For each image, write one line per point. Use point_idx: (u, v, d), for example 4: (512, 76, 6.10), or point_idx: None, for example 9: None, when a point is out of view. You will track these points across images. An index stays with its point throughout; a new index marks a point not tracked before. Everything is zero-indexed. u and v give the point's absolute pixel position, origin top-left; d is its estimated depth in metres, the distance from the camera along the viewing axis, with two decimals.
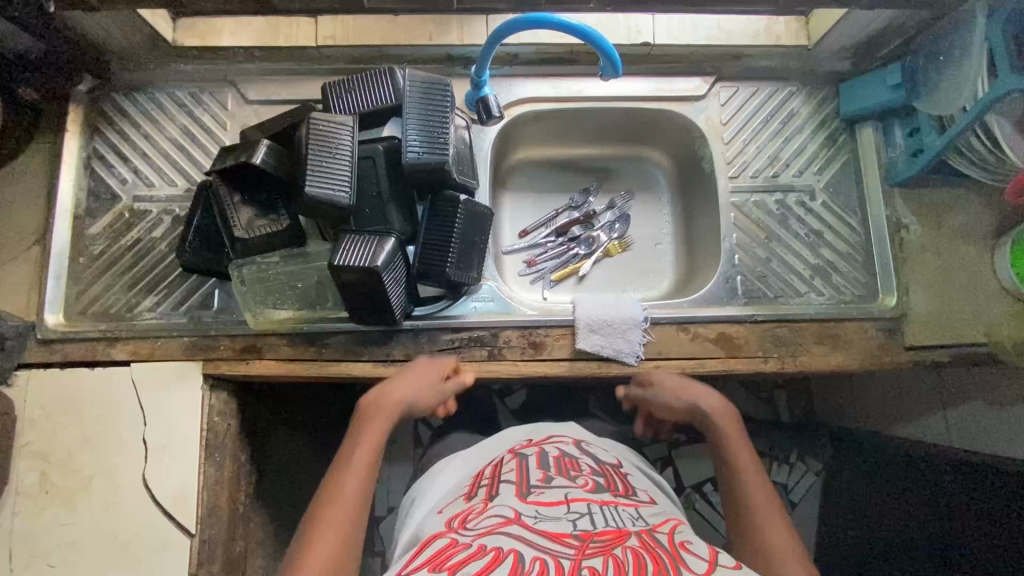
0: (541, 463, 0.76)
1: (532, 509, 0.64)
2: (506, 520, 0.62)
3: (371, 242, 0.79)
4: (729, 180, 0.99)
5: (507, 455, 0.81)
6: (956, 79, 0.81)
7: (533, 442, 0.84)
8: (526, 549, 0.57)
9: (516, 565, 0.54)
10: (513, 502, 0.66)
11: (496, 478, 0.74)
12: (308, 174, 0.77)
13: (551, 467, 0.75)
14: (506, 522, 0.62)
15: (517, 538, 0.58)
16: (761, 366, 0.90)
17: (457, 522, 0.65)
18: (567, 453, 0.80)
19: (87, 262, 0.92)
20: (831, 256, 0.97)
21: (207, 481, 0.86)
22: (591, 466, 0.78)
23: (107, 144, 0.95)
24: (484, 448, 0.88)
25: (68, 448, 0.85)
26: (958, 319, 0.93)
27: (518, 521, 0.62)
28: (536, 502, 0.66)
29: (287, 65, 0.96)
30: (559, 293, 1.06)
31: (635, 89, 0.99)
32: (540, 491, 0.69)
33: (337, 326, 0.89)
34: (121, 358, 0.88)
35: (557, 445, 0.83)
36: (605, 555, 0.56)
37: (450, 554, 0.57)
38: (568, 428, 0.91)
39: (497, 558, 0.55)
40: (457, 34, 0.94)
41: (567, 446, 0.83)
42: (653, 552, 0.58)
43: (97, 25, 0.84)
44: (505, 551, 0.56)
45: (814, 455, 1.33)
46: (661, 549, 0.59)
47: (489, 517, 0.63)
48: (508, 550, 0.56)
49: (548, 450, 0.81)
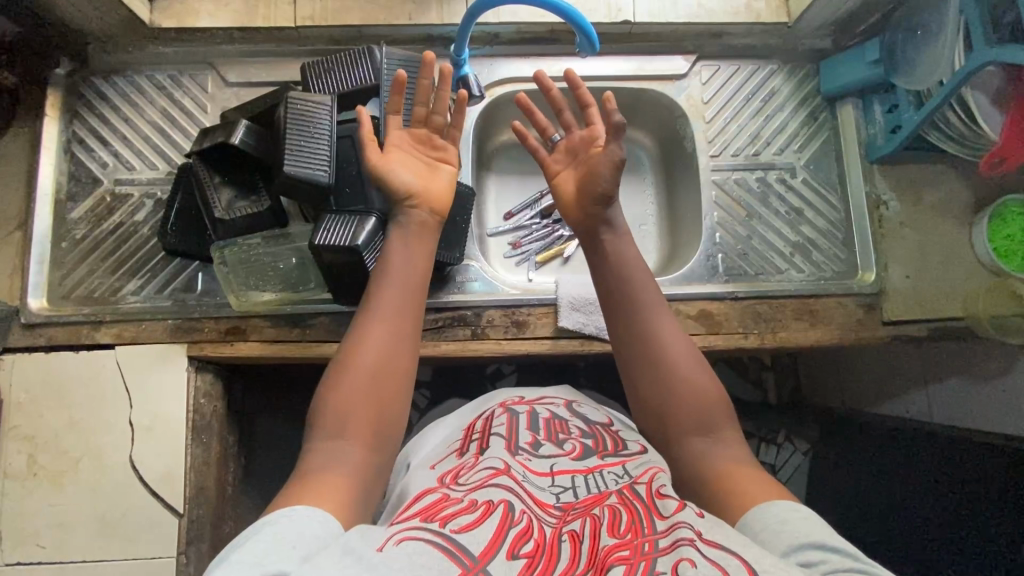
0: (530, 425, 0.70)
1: (522, 466, 0.60)
2: (496, 471, 0.59)
3: (352, 221, 0.79)
4: (710, 159, 1.00)
5: (498, 410, 0.76)
6: (933, 55, 0.82)
7: (524, 401, 0.77)
8: (515, 502, 0.53)
9: (505, 519, 0.51)
10: (503, 457, 0.62)
11: (485, 433, 0.70)
12: (286, 154, 0.77)
13: (540, 431, 0.69)
14: (495, 473, 0.58)
15: (507, 491, 0.55)
16: (742, 342, 0.91)
17: (448, 478, 0.60)
18: (557, 415, 0.73)
19: (70, 247, 0.92)
20: (811, 233, 0.98)
21: (194, 461, 0.87)
22: (580, 429, 0.70)
23: (87, 127, 0.95)
24: (472, 407, 0.83)
25: (55, 431, 0.86)
26: (936, 294, 0.94)
27: (508, 474, 0.58)
28: (525, 462, 0.61)
29: (267, 47, 0.96)
30: (545, 275, 1.06)
31: (616, 68, 0.99)
32: (529, 453, 0.64)
33: (321, 308, 0.89)
34: (105, 341, 0.88)
35: (547, 407, 0.76)
36: (585, 516, 0.52)
37: (442, 506, 0.54)
38: (564, 390, 0.86)
39: (487, 511, 0.52)
40: (436, 14, 0.94)
41: (558, 408, 0.76)
42: (629, 505, 0.53)
43: (73, 6, 0.84)
44: (497, 502, 0.53)
45: (801, 435, 1.36)
46: (638, 502, 0.54)
47: (479, 471, 0.59)
48: (498, 502, 0.53)
49: (538, 411, 0.74)
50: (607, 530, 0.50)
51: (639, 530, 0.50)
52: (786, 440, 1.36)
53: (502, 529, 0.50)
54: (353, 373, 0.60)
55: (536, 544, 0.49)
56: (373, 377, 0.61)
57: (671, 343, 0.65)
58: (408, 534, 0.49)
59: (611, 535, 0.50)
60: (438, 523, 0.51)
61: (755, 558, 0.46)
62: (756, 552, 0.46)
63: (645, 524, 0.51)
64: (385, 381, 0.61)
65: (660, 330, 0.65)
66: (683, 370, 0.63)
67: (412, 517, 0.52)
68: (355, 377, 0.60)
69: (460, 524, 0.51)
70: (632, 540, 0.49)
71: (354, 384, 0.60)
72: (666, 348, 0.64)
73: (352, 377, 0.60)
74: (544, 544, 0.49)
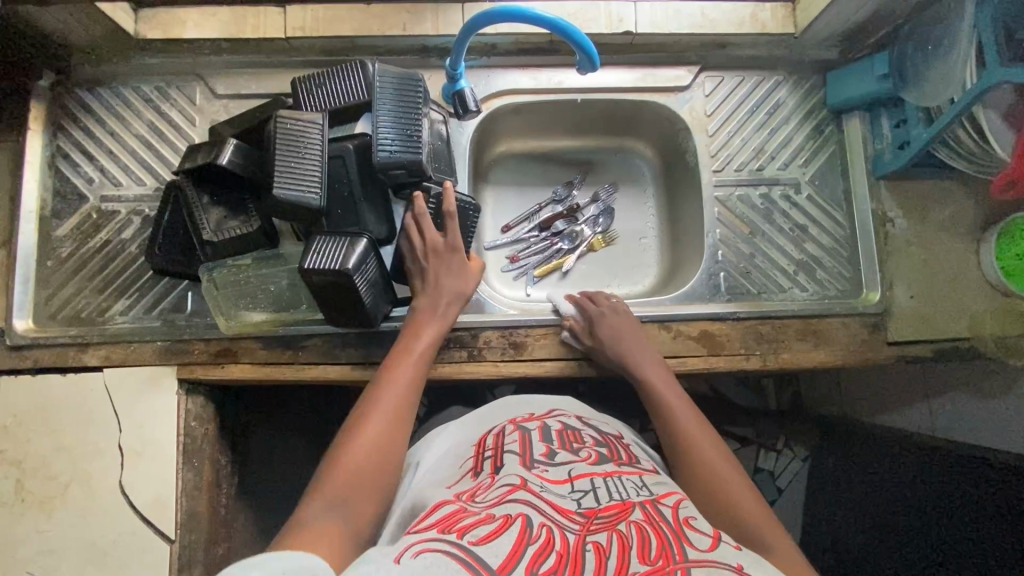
0: (544, 437, 0.69)
1: (540, 477, 0.59)
2: (513, 487, 0.57)
3: (343, 244, 0.77)
4: (713, 174, 0.97)
5: (508, 426, 0.73)
6: (944, 72, 0.78)
7: (535, 416, 0.76)
8: (533, 516, 0.52)
9: (523, 533, 0.50)
10: (519, 472, 0.60)
11: (499, 450, 0.67)
12: (276, 175, 0.74)
13: (554, 440, 0.68)
14: (513, 488, 0.57)
15: (524, 505, 0.54)
16: (744, 363, 0.89)
17: (465, 495, 0.59)
18: (568, 425, 0.73)
19: (56, 266, 0.90)
20: (815, 251, 0.96)
21: (185, 486, 0.85)
22: (593, 438, 0.72)
23: (71, 141, 0.92)
24: (480, 417, 0.80)
25: (44, 455, 0.84)
26: (941, 314, 0.92)
27: (525, 488, 0.57)
28: (542, 473, 0.61)
29: (257, 57, 0.93)
30: (543, 288, 1.04)
31: (618, 79, 0.96)
32: (545, 462, 0.63)
33: (314, 329, 0.87)
34: (93, 363, 0.86)
35: (559, 419, 0.75)
36: (610, 530, 0.51)
37: (460, 519, 0.53)
38: (567, 402, 0.83)
39: (506, 522, 0.51)
40: (431, 24, 0.90)
41: (569, 420, 0.76)
42: (655, 526, 0.52)
43: (53, 18, 0.80)
44: (514, 517, 0.52)
45: (801, 442, 1.35)
46: (665, 524, 0.53)
47: (496, 488, 0.58)
48: (517, 515, 0.52)
49: (550, 424, 0.73)
50: (637, 554, 0.48)
51: (671, 555, 0.48)
52: (786, 446, 1.36)
53: (520, 544, 0.48)
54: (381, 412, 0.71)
55: (559, 556, 0.48)
56: (398, 420, 0.71)
57: (712, 457, 0.71)
58: (427, 546, 0.48)
59: (641, 561, 0.48)
60: (456, 536, 0.50)
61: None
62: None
63: (676, 550, 0.49)
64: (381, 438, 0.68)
65: (702, 446, 0.72)
66: (725, 479, 0.67)
67: (429, 529, 0.52)
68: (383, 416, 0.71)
69: (477, 536, 0.50)
70: (663, 566, 0.47)
71: (383, 422, 0.70)
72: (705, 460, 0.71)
73: (383, 414, 0.71)
74: (567, 554, 0.48)
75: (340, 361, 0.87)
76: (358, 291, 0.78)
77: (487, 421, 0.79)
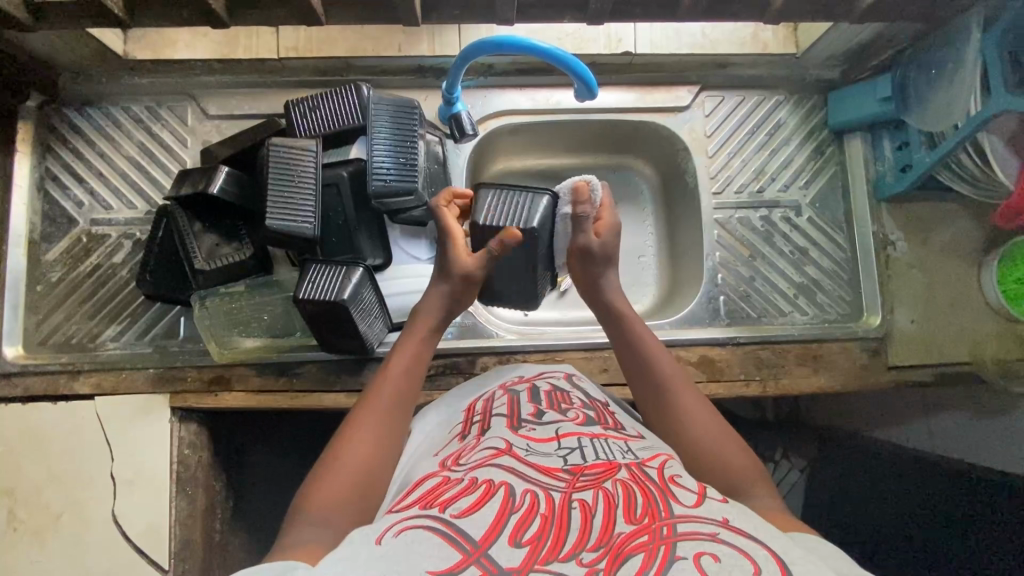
0: (532, 397, 0.66)
1: (525, 440, 0.57)
2: (497, 451, 0.56)
3: (338, 274, 0.76)
4: (712, 196, 0.96)
5: (496, 390, 0.70)
6: (948, 99, 0.77)
7: (524, 377, 0.73)
8: (518, 483, 0.50)
9: (506, 503, 0.48)
10: (505, 435, 0.59)
11: (487, 414, 0.64)
12: (268, 207, 0.73)
13: (542, 401, 0.65)
14: (497, 453, 0.55)
15: (508, 472, 0.52)
16: (743, 389, 0.88)
17: (449, 461, 0.57)
18: (558, 387, 0.70)
19: (46, 290, 0.88)
20: (816, 274, 0.95)
21: (179, 515, 0.84)
22: (582, 400, 0.67)
23: (60, 163, 0.90)
24: (465, 389, 0.74)
25: (33, 484, 0.82)
26: (942, 338, 0.92)
27: (510, 453, 0.55)
28: (528, 434, 0.58)
29: (250, 78, 0.91)
30: (542, 309, 1.03)
31: (618, 99, 0.95)
32: (532, 423, 0.61)
33: (309, 356, 0.86)
34: (84, 391, 0.85)
35: (548, 380, 0.71)
36: (596, 488, 0.49)
37: (443, 489, 0.51)
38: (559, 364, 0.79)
39: (488, 493, 0.49)
40: (427, 45, 0.89)
41: (559, 380, 0.71)
42: (642, 484, 0.50)
43: (40, 41, 0.79)
44: (497, 485, 0.50)
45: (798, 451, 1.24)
46: (651, 483, 0.50)
47: (480, 451, 0.56)
48: (500, 483, 0.50)
49: (539, 385, 0.70)
50: (623, 514, 0.46)
51: (656, 513, 0.46)
52: (783, 456, 1.25)
53: (504, 513, 0.47)
54: (381, 400, 0.63)
55: (544, 519, 0.46)
56: (400, 404, 0.64)
57: (702, 414, 0.62)
58: (407, 524, 0.47)
59: (627, 520, 0.45)
60: (438, 510, 0.48)
61: (780, 548, 0.44)
62: (782, 546, 0.45)
63: (661, 507, 0.47)
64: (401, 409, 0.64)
65: (689, 403, 0.63)
66: (716, 438, 0.60)
67: (411, 506, 0.50)
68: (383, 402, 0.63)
69: (459, 509, 0.48)
70: (649, 525, 0.45)
71: (384, 412, 0.62)
72: (696, 416, 0.62)
73: (384, 403, 0.63)
74: (553, 515, 0.46)
75: (336, 389, 0.86)
76: (353, 323, 0.77)
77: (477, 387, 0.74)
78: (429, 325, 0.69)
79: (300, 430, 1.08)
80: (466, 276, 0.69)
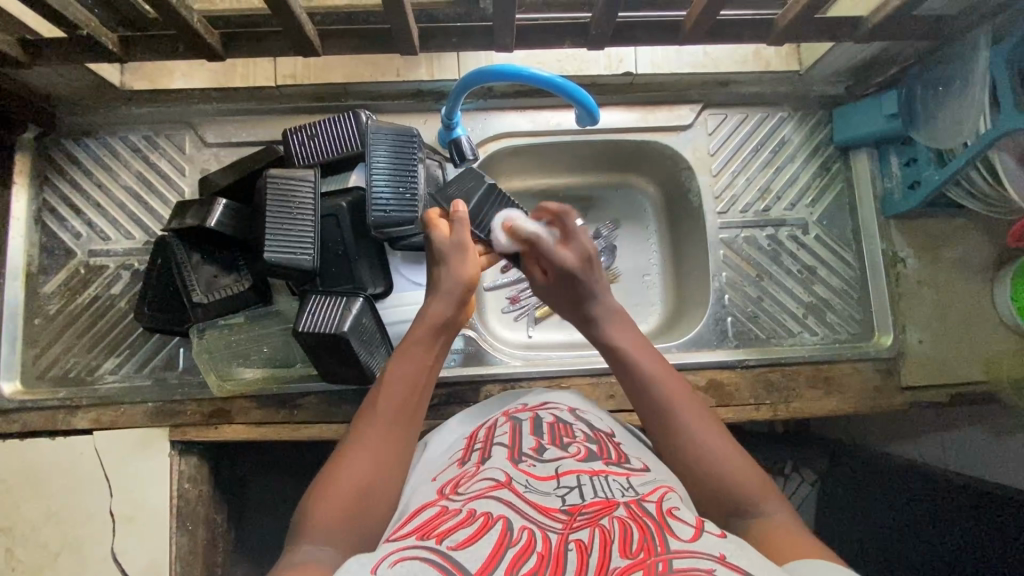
0: (534, 429, 0.63)
1: (525, 474, 0.54)
2: (496, 484, 0.52)
3: (338, 305, 0.75)
4: (717, 216, 0.95)
5: (500, 418, 0.67)
6: (958, 113, 0.75)
7: (528, 406, 0.69)
8: (515, 519, 0.47)
9: (503, 536, 0.45)
10: (505, 467, 0.55)
11: (488, 442, 0.61)
12: (267, 241, 0.72)
13: (544, 433, 0.62)
14: (496, 486, 0.52)
15: (507, 507, 0.49)
16: (754, 413, 0.87)
17: (447, 489, 0.54)
18: (561, 418, 0.66)
19: (44, 323, 0.87)
20: (824, 293, 0.93)
21: (180, 551, 0.82)
22: (585, 432, 0.63)
23: (58, 195, 0.89)
24: (473, 414, 0.72)
25: (31, 523, 0.80)
26: (955, 357, 0.90)
27: (509, 487, 0.52)
28: (528, 468, 0.55)
29: (247, 105, 0.90)
30: (546, 330, 1.01)
31: (620, 119, 0.93)
32: (533, 457, 0.57)
33: (309, 387, 0.85)
34: (82, 427, 0.84)
35: (552, 411, 0.68)
36: (593, 526, 0.46)
37: (439, 521, 0.48)
38: (563, 391, 0.76)
39: (485, 526, 0.46)
40: (425, 70, 0.89)
41: (563, 412, 0.68)
42: (639, 520, 0.46)
43: (36, 75, 0.78)
44: (495, 518, 0.47)
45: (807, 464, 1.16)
46: (649, 518, 0.46)
47: (479, 481, 0.53)
48: (497, 517, 0.47)
49: (542, 415, 0.66)
50: (619, 549, 0.43)
51: (652, 547, 0.43)
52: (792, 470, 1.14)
53: (500, 547, 0.44)
54: (380, 412, 0.59)
55: (540, 558, 0.43)
56: (405, 416, 0.60)
57: (704, 429, 0.58)
58: (404, 553, 0.43)
59: (622, 555, 0.42)
60: (435, 540, 0.45)
61: None
62: None
63: (657, 542, 0.43)
64: (406, 416, 0.60)
65: (687, 415, 0.59)
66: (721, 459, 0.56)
67: (407, 535, 0.46)
68: (384, 413, 0.59)
69: (455, 540, 0.45)
70: (644, 560, 0.41)
71: (387, 425, 0.59)
72: (700, 436, 0.58)
73: (385, 412, 0.59)
74: (549, 555, 0.43)
75: (337, 420, 0.85)
76: (354, 354, 0.75)
77: (482, 414, 0.72)
78: (427, 330, 0.65)
79: (301, 458, 1.06)
80: (459, 241, 0.69)
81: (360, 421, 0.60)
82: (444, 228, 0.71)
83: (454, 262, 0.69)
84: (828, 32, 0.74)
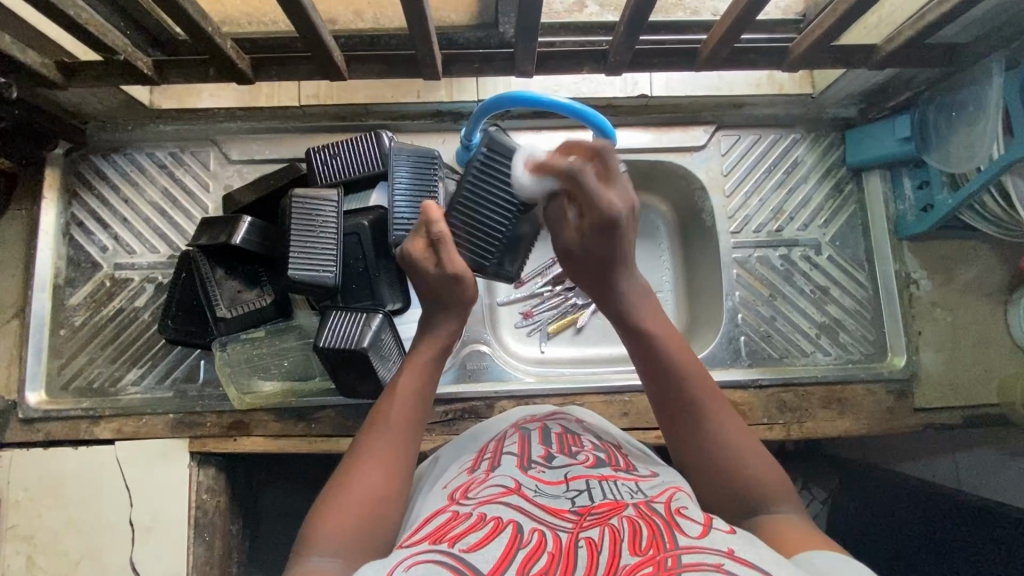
0: (543, 439, 0.64)
1: (534, 480, 0.55)
2: (506, 489, 0.53)
3: (359, 320, 0.76)
4: (730, 236, 0.96)
5: (508, 429, 0.68)
6: (969, 138, 0.76)
7: (536, 418, 0.70)
8: (525, 521, 0.48)
9: (514, 538, 0.46)
10: (514, 474, 0.56)
11: (497, 452, 0.62)
12: (291, 258, 0.74)
13: (552, 443, 0.63)
14: (506, 491, 0.53)
15: (516, 510, 0.50)
16: (766, 433, 0.87)
17: (458, 495, 0.55)
18: (569, 429, 0.67)
19: (69, 334, 0.89)
20: (837, 313, 0.94)
21: (198, 561, 0.84)
22: (593, 442, 0.65)
23: (85, 209, 0.92)
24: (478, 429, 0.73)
25: (54, 531, 0.82)
26: (970, 380, 0.90)
27: (518, 492, 0.53)
28: (538, 475, 0.56)
29: (270, 124, 0.93)
30: (558, 346, 1.01)
31: (635, 140, 0.95)
32: (542, 464, 0.58)
33: (326, 400, 0.86)
34: (105, 437, 0.86)
35: (560, 422, 0.69)
36: (603, 525, 0.47)
37: (450, 526, 0.49)
38: (575, 407, 0.76)
39: (496, 529, 0.47)
40: (445, 91, 0.91)
41: (570, 423, 0.69)
42: (648, 519, 0.47)
43: (70, 94, 0.80)
44: (505, 522, 0.48)
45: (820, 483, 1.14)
46: (658, 517, 0.47)
47: (490, 487, 0.54)
48: (508, 520, 0.48)
49: (550, 426, 0.67)
50: (628, 547, 0.44)
51: (661, 544, 0.43)
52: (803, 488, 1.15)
53: (511, 549, 0.45)
54: (391, 423, 0.60)
55: (550, 556, 0.44)
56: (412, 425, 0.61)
57: (731, 429, 0.57)
58: (419, 559, 0.44)
59: (633, 553, 0.43)
60: (447, 544, 0.46)
61: None
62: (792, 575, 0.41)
63: (666, 538, 0.44)
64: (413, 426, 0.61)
65: (710, 418, 0.58)
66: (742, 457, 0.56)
67: (421, 541, 0.47)
68: (393, 422, 0.60)
69: (468, 543, 0.46)
70: (654, 557, 0.42)
71: (392, 434, 0.59)
72: (724, 429, 0.57)
73: (395, 423, 0.60)
74: (559, 553, 0.44)
75: (354, 434, 0.86)
76: (373, 370, 0.76)
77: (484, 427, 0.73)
78: (435, 347, 0.66)
79: (314, 470, 1.07)
80: (451, 269, 0.64)
81: (368, 429, 0.60)
82: (427, 253, 0.65)
83: (454, 287, 0.65)
84: (843, 60, 0.76)
